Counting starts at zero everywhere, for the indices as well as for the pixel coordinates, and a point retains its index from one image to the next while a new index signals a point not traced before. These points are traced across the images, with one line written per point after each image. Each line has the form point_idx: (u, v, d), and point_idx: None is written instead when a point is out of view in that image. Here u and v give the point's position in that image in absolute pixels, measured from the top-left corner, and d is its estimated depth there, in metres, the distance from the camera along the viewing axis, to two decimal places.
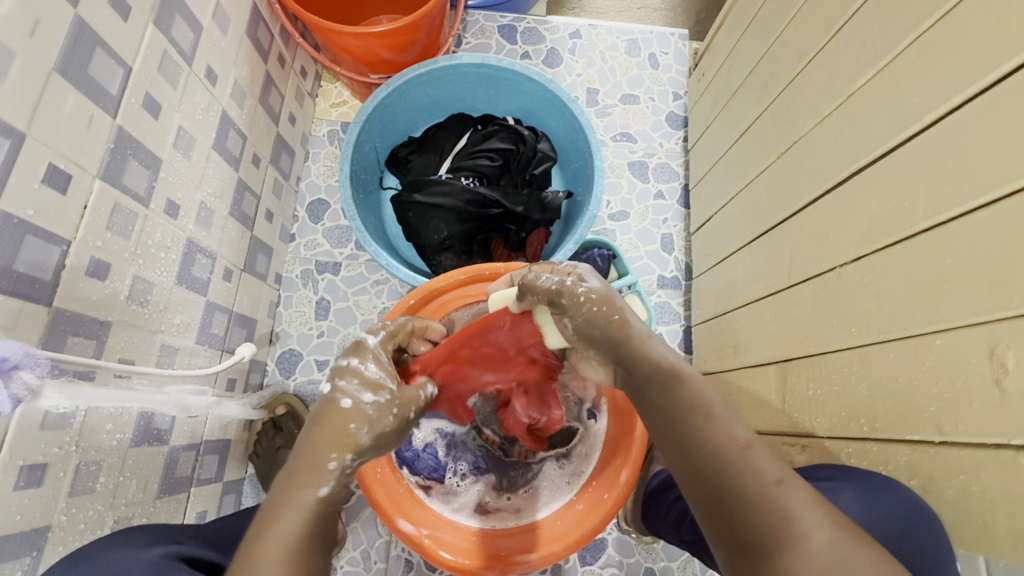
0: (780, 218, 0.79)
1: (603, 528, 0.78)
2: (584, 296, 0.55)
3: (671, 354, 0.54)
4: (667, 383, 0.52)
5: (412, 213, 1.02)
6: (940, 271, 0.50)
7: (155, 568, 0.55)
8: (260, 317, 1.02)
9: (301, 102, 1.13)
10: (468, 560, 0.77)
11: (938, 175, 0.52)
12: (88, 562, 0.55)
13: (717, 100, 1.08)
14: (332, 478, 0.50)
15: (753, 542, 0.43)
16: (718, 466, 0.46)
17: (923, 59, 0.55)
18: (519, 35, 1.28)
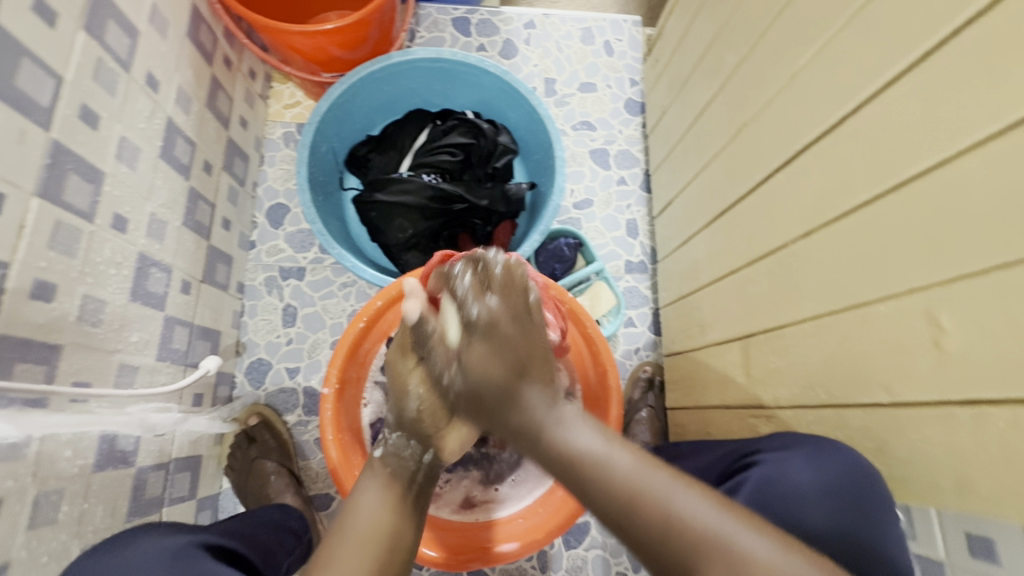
0: (735, 198, 0.81)
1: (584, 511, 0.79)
2: (463, 288, 0.63)
3: (608, 488, 0.49)
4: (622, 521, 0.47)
5: (375, 213, 1.00)
6: (883, 243, 0.53)
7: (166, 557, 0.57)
8: (224, 328, 1.00)
9: (252, 105, 1.10)
10: (457, 554, 0.78)
11: (875, 150, 0.54)
12: None
13: (672, 85, 1.09)
14: (382, 446, 0.68)
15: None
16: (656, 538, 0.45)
17: (855, 39, 0.57)
18: (473, 27, 1.27)
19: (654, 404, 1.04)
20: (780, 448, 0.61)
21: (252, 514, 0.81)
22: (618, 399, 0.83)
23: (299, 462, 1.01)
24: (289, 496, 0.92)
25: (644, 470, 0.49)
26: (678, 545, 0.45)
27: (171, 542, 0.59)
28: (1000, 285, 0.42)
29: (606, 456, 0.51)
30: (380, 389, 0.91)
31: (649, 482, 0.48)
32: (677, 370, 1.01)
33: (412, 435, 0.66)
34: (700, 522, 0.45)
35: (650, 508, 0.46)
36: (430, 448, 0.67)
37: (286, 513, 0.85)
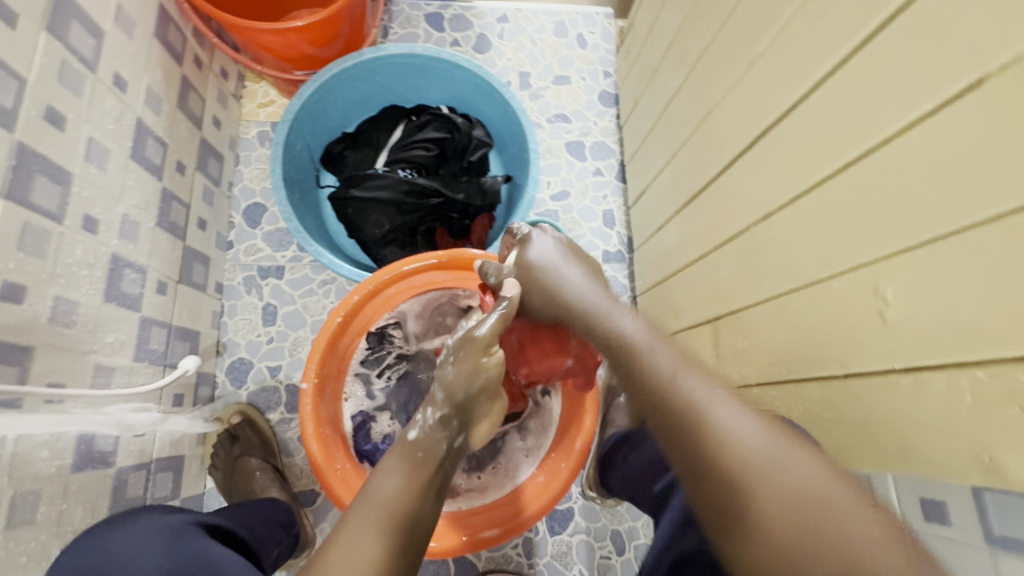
0: (702, 184, 0.83)
1: (566, 493, 0.81)
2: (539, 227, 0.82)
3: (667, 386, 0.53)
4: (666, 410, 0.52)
5: (351, 209, 1.00)
6: (834, 222, 0.55)
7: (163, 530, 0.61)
8: (203, 328, 1.00)
9: (225, 104, 1.10)
10: (449, 542, 0.79)
11: (826, 131, 0.56)
12: None
13: (643, 76, 1.11)
14: (417, 427, 0.67)
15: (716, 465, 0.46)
16: (692, 429, 0.49)
17: (805, 25, 0.59)
18: (446, 22, 1.28)
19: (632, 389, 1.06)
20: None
21: (245, 505, 0.83)
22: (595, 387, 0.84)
23: (284, 459, 1.02)
24: (275, 490, 0.93)
25: (688, 373, 0.54)
26: (709, 441, 0.47)
27: (171, 519, 0.64)
28: (936, 256, 0.44)
29: (649, 349, 0.58)
30: (360, 381, 0.91)
31: (691, 386, 0.52)
32: None
33: (452, 418, 0.68)
34: (733, 416, 0.48)
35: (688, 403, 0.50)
36: (463, 432, 0.69)
37: (275, 506, 0.86)
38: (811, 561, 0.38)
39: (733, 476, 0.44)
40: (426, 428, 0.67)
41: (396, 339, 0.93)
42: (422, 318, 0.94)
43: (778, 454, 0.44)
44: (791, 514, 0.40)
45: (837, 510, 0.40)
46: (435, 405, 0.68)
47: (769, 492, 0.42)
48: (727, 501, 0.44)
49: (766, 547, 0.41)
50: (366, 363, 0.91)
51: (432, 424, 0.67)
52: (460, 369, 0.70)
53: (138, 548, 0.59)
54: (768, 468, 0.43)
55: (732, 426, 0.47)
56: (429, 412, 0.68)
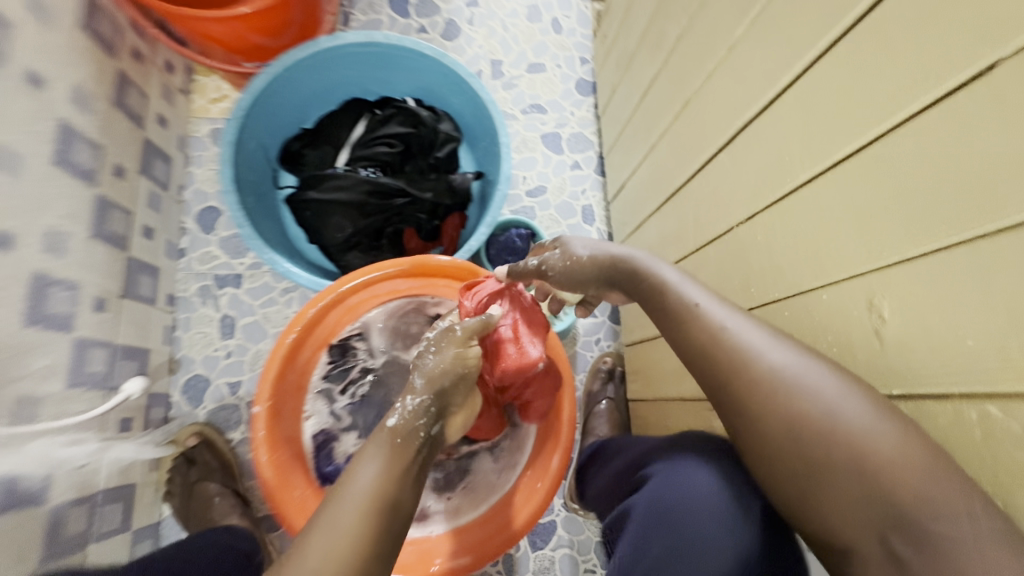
0: (683, 181, 0.77)
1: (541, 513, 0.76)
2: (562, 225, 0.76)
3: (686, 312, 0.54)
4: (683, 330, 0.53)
5: (309, 213, 0.93)
6: (825, 227, 0.49)
7: None
8: (153, 345, 0.93)
9: (171, 100, 1.01)
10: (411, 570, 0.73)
11: (813, 125, 0.50)
12: None
13: (619, 62, 1.04)
14: (397, 412, 0.60)
15: (733, 384, 0.48)
16: (710, 349, 0.51)
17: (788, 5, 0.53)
18: (411, 8, 1.19)
19: (614, 395, 1.01)
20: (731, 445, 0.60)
21: (194, 540, 0.77)
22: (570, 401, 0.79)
23: (246, 481, 0.96)
24: (235, 517, 0.87)
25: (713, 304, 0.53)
26: (728, 359, 0.49)
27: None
28: (940, 270, 0.39)
29: (677, 284, 0.56)
30: (322, 399, 0.85)
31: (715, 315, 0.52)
32: (636, 360, 0.98)
33: (433, 403, 0.61)
34: (758, 342, 0.49)
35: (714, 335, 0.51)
36: (441, 420, 0.62)
37: (233, 535, 0.80)
38: (826, 469, 0.43)
39: (752, 401, 0.47)
40: (406, 414, 0.59)
41: (360, 352, 0.87)
42: (388, 330, 0.88)
43: (800, 378, 0.46)
44: (808, 433, 0.44)
45: (848, 429, 0.43)
46: (415, 391, 0.62)
47: (788, 410, 0.45)
48: (749, 421, 0.47)
49: (786, 459, 0.45)
50: (329, 378, 0.85)
51: (412, 409, 0.60)
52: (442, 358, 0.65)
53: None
54: (791, 390, 0.45)
55: (755, 354, 0.48)
56: (410, 398, 0.61)
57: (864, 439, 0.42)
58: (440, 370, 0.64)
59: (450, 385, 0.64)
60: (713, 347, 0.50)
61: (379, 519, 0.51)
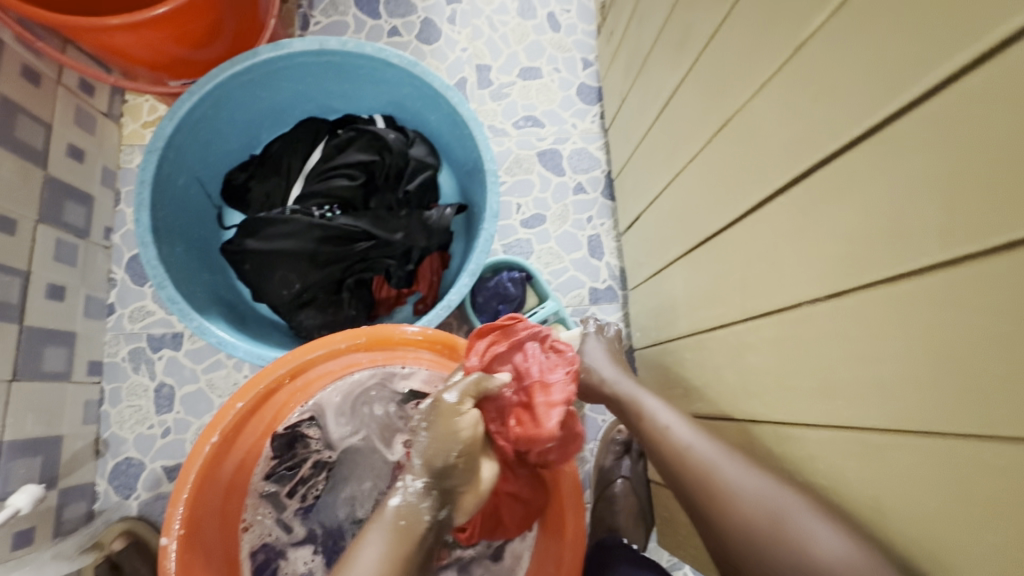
0: (718, 224, 0.59)
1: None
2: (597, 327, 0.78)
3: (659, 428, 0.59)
4: (657, 447, 0.58)
5: (249, 265, 0.76)
6: (982, 342, 0.31)
7: None
8: (68, 428, 0.76)
9: (90, 127, 0.84)
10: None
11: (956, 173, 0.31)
12: None
13: (630, 66, 0.85)
14: (401, 492, 0.51)
15: (695, 495, 0.53)
16: (672, 462, 0.56)
17: None
18: (381, 6, 1.01)
19: (630, 474, 0.83)
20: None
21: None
22: (579, 512, 0.61)
23: None
24: None
25: (681, 423, 0.58)
26: (687, 473, 0.54)
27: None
28: None
29: (653, 411, 0.61)
30: (268, 504, 0.67)
31: (680, 434, 0.57)
32: None
33: (439, 485, 0.52)
34: (713, 456, 0.53)
35: (676, 450, 0.56)
36: (448, 506, 0.52)
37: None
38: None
39: (710, 508, 0.51)
40: (409, 498, 0.51)
41: (314, 442, 0.69)
42: (345, 415, 0.70)
43: (757, 492, 0.48)
44: (767, 546, 0.47)
45: (794, 532, 0.45)
46: (415, 471, 0.52)
47: (744, 523, 0.49)
48: (711, 532, 0.52)
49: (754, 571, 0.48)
50: (272, 477, 0.67)
51: (417, 491, 0.51)
52: (433, 434, 0.52)
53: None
54: (744, 504, 0.49)
55: (712, 468, 0.52)
56: (411, 478, 0.52)
57: (814, 551, 0.44)
58: (435, 450, 0.52)
59: (450, 463, 0.52)
60: (678, 461, 0.55)
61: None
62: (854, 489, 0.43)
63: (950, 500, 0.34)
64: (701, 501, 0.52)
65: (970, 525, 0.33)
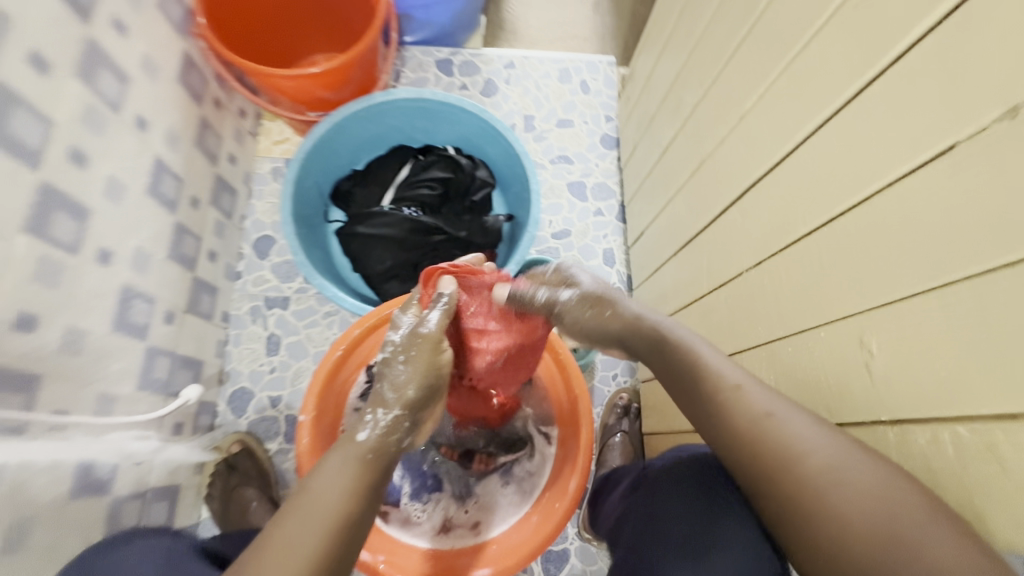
0: (699, 229, 0.86)
1: (553, 535, 0.80)
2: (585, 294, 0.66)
3: (733, 394, 0.54)
4: (718, 410, 0.55)
5: (356, 244, 1.04)
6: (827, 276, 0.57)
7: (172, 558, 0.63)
8: (208, 357, 1.02)
9: (241, 141, 1.14)
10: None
11: (818, 184, 0.58)
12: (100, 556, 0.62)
13: (641, 122, 1.15)
14: (369, 426, 0.57)
15: (774, 475, 0.50)
16: (743, 433, 0.52)
17: (795, 83, 0.62)
18: (455, 68, 1.34)
19: (627, 429, 1.05)
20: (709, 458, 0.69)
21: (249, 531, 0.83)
22: (590, 427, 0.84)
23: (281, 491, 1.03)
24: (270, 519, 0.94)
25: (753, 382, 0.55)
26: (766, 449, 0.51)
27: (164, 543, 0.65)
28: (920, 314, 0.45)
29: (715, 362, 0.58)
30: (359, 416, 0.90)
31: (755, 396, 0.54)
32: (652, 396, 1.03)
33: (407, 416, 0.60)
34: (802, 434, 0.50)
35: (743, 409, 0.53)
36: (414, 434, 0.61)
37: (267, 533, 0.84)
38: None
39: (785, 477, 0.49)
40: (378, 429, 0.57)
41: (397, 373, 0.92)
42: None
43: (846, 473, 0.47)
44: (854, 525, 0.45)
45: (908, 533, 0.42)
46: (387, 405, 0.60)
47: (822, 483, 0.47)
48: (795, 520, 0.48)
49: (827, 534, 0.46)
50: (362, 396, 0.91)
51: (386, 423, 0.58)
52: (413, 368, 0.62)
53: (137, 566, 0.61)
54: (837, 492, 0.46)
55: (803, 449, 0.49)
56: (382, 411, 0.59)
57: (928, 557, 0.41)
58: (410, 381, 0.61)
59: (425, 394, 0.62)
60: (757, 435, 0.51)
61: (338, 539, 0.50)
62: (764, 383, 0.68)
63: (807, 369, 0.60)
64: (781, 484, 0.49)
65: (817, 378, 0.58)
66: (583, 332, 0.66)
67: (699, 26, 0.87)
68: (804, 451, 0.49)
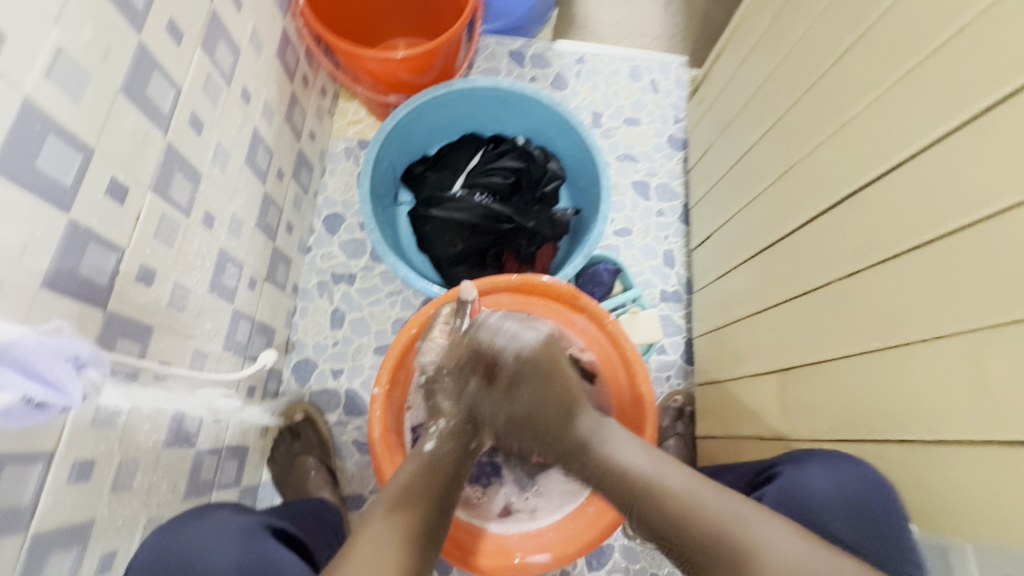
0: (778, 236, 0.86)
1: (598, 535, 0.81)
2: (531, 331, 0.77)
3: (683, 491, 0.63)
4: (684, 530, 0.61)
5: (429, 227, 1.08)
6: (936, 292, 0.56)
7: (247, 534, 0.64)
8: (279, 325, 1.06)
9: (321, 119, 1.17)
10: (472, 554, 0.81)
11: (933, 197, 0.57)
12: (177, 530, 0.63)
13: (716, 125, 1.14)
14: (433, 437, 0.71)
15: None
16: (714, 540, 0.59)
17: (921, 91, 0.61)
18: (527, 59, 1.35)
19: (682, 432, 1.07)
20: (802, 459, 0.68)
21: (295, 507, 0.83)
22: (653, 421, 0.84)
23: (336, 462, 1.06)
24: (325, 491, 0.95)
25: (698, 484, 0.64)
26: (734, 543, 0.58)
27: (241, 519, 0.67)
28: None
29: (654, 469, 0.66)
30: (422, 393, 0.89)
31: (698, 493, 0.63)
32: (710, 400, 1.04)
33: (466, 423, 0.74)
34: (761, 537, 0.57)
35: (694, 514, 0.61)
36: (476, 437, 0.74)
37: (325, 508, 0.87)
38: None
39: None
40: (441, 437, 0.72)
41: None
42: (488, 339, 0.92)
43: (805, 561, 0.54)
44: None
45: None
46: (444, 416, 0.74)
47: (780, 571, 0.54)
48: None
49: None
50: None
51: (447, 432, 0.72)
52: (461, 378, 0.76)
53: (216, 540, 0.62)
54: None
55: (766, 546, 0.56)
56: (441, 422, 0.73)
57: None
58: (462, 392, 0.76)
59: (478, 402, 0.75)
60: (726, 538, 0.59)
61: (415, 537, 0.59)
62: (845, 392, 0.67)
63: (900, 382, 0.59)
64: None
65: (913, 394, 0.57)
66: (538, 414, 0.72)
67: (798, 32, 0.86)
68: (755, 536, 0.57)
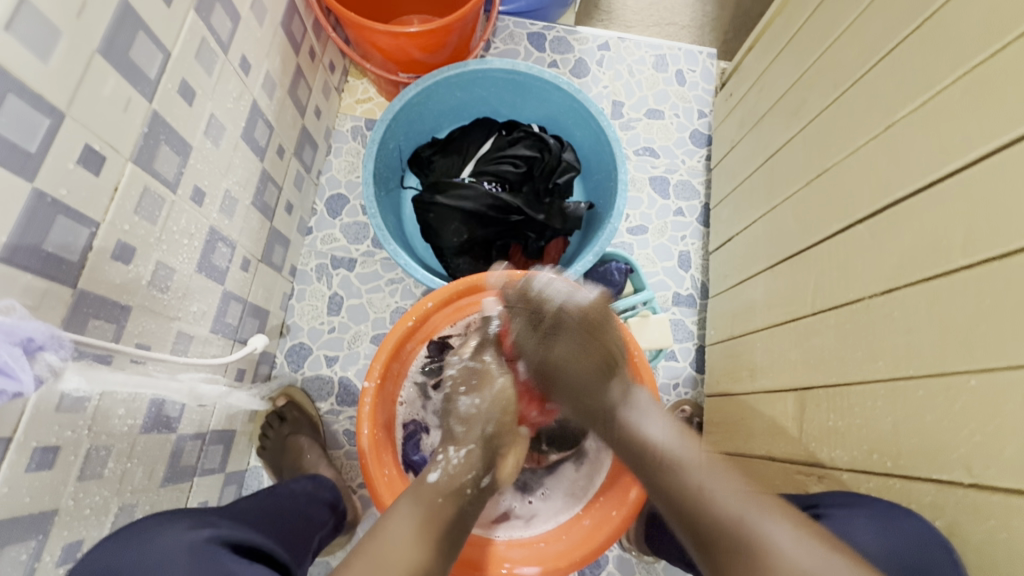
0: (807, 245, 0.80)
1: (612, 541, 0.77)
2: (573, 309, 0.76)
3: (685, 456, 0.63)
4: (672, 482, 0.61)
5: (433, 214, 1.03)
6: (993, 322, 0.50)
7: (200, 551, 0.55)
8: (273, 308, 1.02)
9: (327, 96, 1.12)
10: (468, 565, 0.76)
11: (992, 213, 0.51)
12: (135, 539, 0.56)
13: (745, 121, 1.07)
14: (439, 467, 0.67)
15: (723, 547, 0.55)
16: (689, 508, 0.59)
17: (980, 93, 0.55)
18: (547, 43, 1.28)
19: None
20: (844, 501, 0.61)
21: (281, 488, 0.78)
22: None
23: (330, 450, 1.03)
24: (323, 467, 0.95)
25: (720, 485, 0.59)
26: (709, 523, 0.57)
27: (194, 536, 0.57)
28: None
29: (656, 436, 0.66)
30: (416, 389, 0.89)
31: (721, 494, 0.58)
32: (720, 412, 0.99)
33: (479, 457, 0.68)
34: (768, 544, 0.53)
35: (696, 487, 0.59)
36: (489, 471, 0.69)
37: (318, 484, 0.83)
38: None
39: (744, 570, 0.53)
40: (450, 470, 0.66)
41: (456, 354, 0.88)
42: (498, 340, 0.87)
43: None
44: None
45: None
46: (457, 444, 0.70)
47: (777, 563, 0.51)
48: None
49: None
50: (424, 371, 0.88)
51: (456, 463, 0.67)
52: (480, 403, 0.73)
53: (160, 566, 0.53)
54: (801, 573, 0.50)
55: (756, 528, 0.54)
56: (452, 452, 0.69)
57: None
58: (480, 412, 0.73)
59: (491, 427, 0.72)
60: (699, 501, 0.58)
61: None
62: (879, 421, 0.62)
63: (938, 417, 0.54)
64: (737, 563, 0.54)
65: (953, 428, 0.53)
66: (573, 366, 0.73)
67: (842, 24, 0.79)
68: (761, 538, 0.53)
